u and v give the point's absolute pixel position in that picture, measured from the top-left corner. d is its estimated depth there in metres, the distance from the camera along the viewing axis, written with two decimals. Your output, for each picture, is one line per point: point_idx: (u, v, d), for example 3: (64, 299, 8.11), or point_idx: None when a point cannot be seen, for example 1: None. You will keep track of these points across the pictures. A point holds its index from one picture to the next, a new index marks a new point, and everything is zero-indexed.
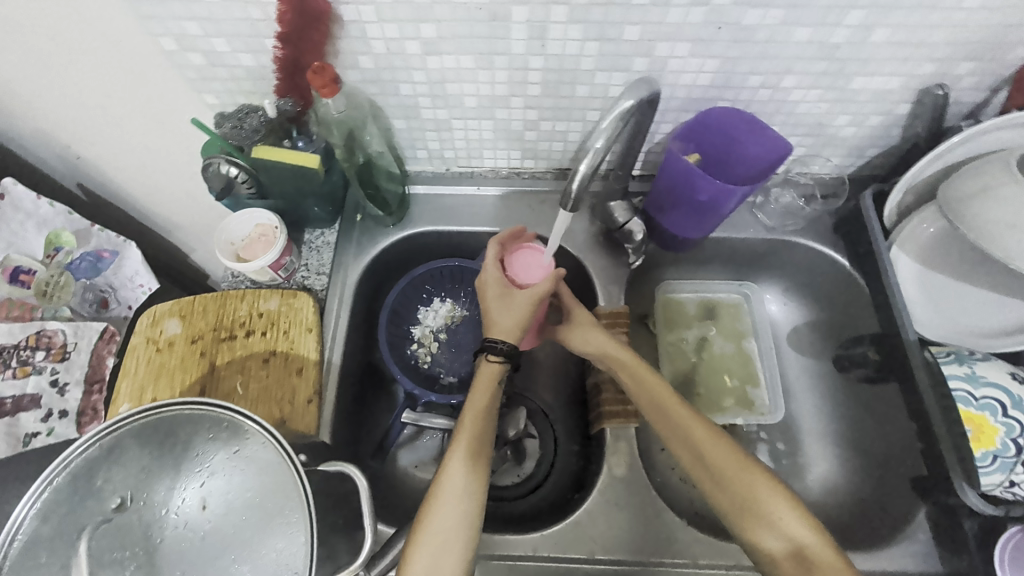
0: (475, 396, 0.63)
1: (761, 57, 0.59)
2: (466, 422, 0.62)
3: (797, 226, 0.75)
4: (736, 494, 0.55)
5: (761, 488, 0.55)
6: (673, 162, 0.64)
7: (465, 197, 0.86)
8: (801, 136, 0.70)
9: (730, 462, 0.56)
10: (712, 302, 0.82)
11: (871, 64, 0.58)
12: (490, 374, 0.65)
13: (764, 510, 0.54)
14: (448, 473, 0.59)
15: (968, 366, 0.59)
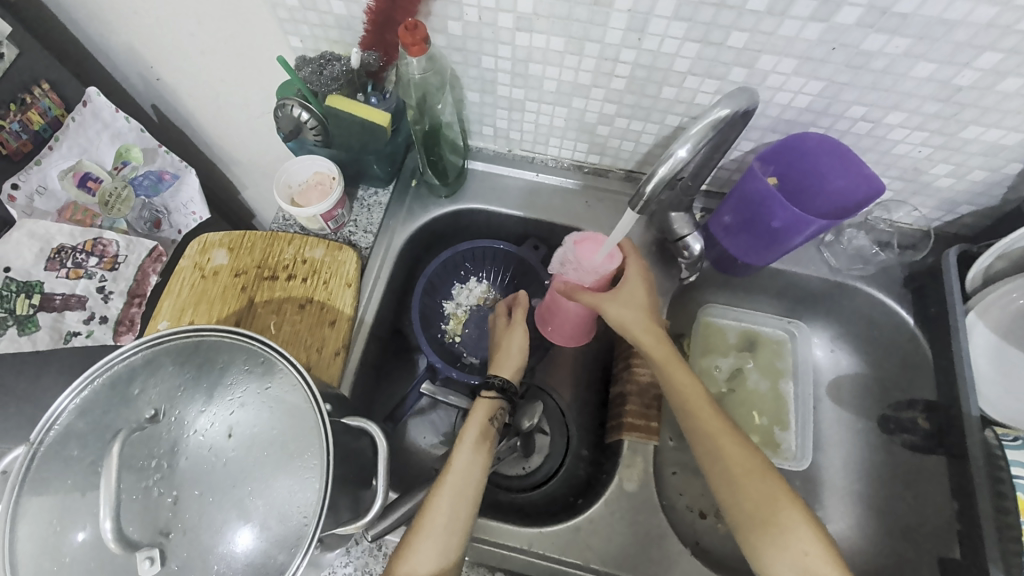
0: (474, 414, 0.65)
1: (870, 87, 0.55)
2: (473, 421, 0.64)
3: (865, 273, 0.71)
4: (758, 516, 0.54)
5: (790, 522, 0.53)
6: (752, 182, 0.61)
7: (522, 181, 0.85)
8: (890, 179, 0.66)
9: (751, 473, 0.56)
10: (754, 335, 0.79)
11: (991, 114, 0.54)
12: (484, 410, 0.65)
13: (782, 530, 0.53)
14: (453, 467, 0.59)
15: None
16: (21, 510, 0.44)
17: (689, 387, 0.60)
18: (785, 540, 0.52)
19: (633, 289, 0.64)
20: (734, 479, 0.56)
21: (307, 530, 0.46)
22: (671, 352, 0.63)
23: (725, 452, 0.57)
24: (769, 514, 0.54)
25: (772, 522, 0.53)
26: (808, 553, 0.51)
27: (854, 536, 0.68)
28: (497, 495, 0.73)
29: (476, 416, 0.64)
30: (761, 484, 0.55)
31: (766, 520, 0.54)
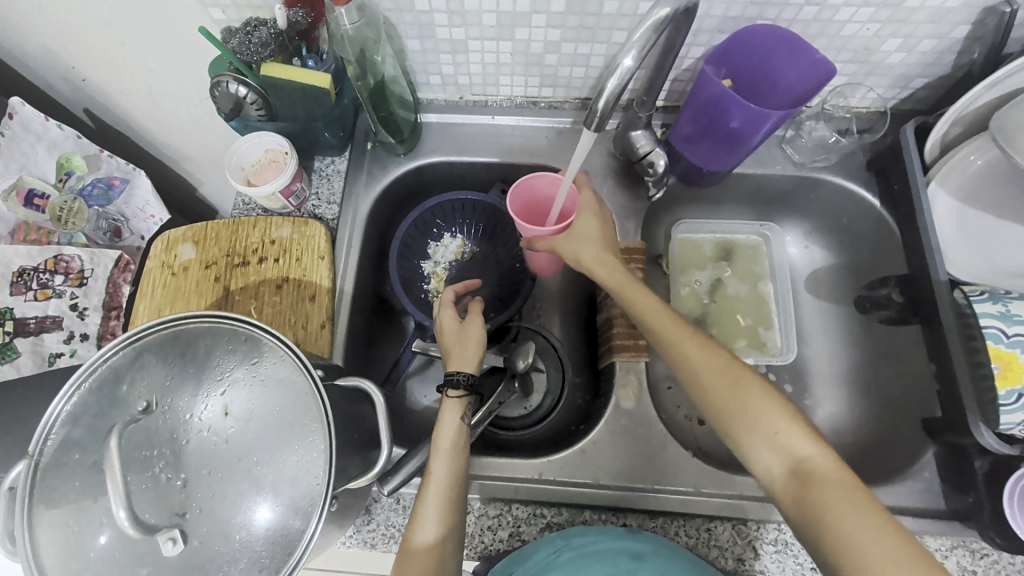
0: (445, 417, 0.59)
1: None
2: (445, 422, 0.58)
3: (827, 162, 0.71)
4: (735, 413, 0.52)
5: (754, 403, 0.52)
6: (706, 86, 0.60)
7: (479, 127, 0.83)
8: (843, 64, 0.65)
9: (717, 372, 0.54)
10: (729, 243, 0.80)
11: None
12: (454, 412, 0.59)
13: (760, 424, 0.51)
14: (425, 508, 0.53)
15: (1004, 303, 0.53)
16: (36, 518, 0.45)
17: (644, 296, 0.61)
18: (747, 422, 0.51)
19: (586, 223, 0.65)
20: (721, 401, 0.53)
21: (320, 489, 0.47)
22: (627, 275, 0.63)
23: (676, 356, 0.57)
24: (724, 402, 0.53)
25: (735, 407, 0.52)
26: (773, 426, 0.50)
27: (845, 415, 0.71)
28: (503, 437, 0.74)
29: (446, 421, 0.59)
30: (750, 399, 0.52)
31: (732, 409, 0.52)
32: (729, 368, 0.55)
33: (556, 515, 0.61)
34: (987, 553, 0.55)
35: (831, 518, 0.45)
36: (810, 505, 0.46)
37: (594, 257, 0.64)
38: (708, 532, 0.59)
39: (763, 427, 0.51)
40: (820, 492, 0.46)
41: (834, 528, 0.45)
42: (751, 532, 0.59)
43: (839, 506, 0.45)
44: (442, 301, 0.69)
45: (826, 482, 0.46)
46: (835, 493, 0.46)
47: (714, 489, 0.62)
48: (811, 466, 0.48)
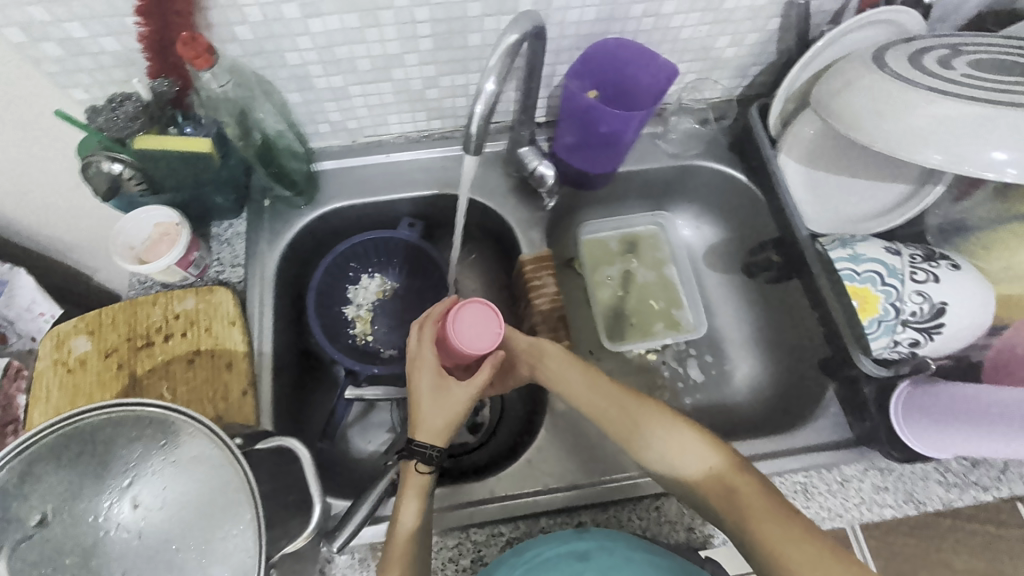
0: (408, 492, 0.57)
1: None
2: (409, 498, 0.57)
3: (697, 150, 0.80)
4: (657, 445, 0.56)
5: (674, 435, 0.55)
6: (573, 100, 0.66)
7: (376, 166, 0.84)
8: (689, 63, 0.74)
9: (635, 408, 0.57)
10: (632, 236, 0.86)
11: None
12: (418, 488, 0.57)
13: (682, 451, 0.55)
14: None
15: (851, 246, 0.59)
16: None
17: (551, 351, 0.60)
18: (667, 452, 0.55)
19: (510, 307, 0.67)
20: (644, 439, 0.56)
21: (253, 566, 0.45)
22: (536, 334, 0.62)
23: (592, 404, 0.59)
24: (642, 440, 0.56)
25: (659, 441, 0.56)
26: (697, 452, 0.55)
27: (758, 372, 0.78)
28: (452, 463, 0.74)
29: (408, 497, 0.57)
30: (667, 429, 0.56)
31: (655, 441, 0.56)
32: (641, 405, 0.57)
33: (513, 530, 0.61)
34: (891, 468, 0.62)
35: (757, 528, 0.51)
36: (740, 518, 0.52)
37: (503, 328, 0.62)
38: (658, 511, 0.62)
39: (686, 455, 0.55)
40: (740, 500, 0.52)
41: (761, 535, 0.51)
42: None
43: (762, 513, 0.51)
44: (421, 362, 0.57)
45: (747, 494, 0.52)
46: (757, 502, 0.52)
47: None
48: (733, 482, 0.53)
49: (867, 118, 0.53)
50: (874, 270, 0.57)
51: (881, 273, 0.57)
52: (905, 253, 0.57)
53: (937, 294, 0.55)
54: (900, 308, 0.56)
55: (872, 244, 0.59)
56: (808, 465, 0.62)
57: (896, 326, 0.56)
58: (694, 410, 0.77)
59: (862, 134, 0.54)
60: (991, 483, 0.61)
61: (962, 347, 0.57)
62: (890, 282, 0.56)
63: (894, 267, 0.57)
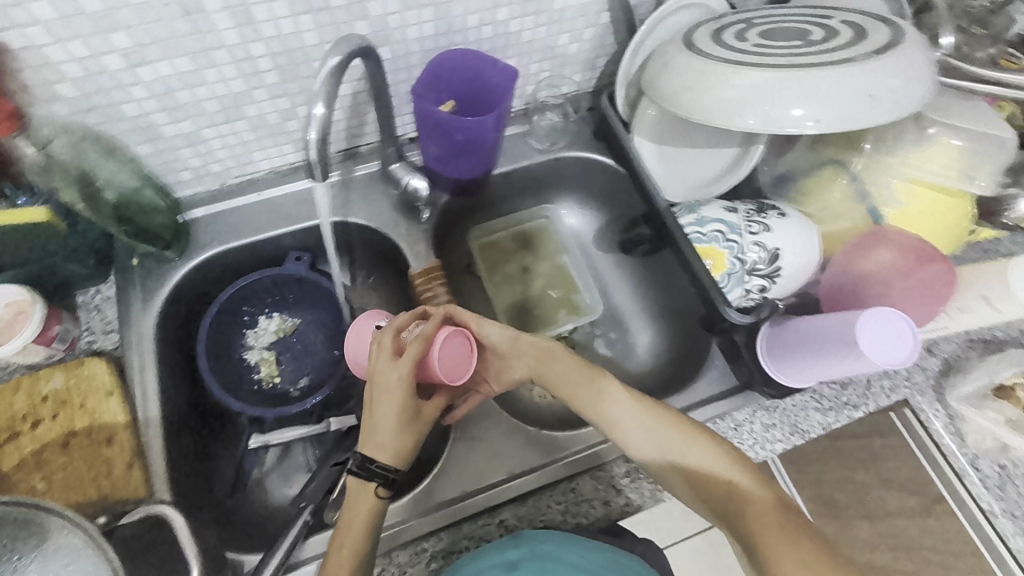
0: (358, 516, 0.55)
1: None
2: (356, 524, 0.55)
3: (564, 142, 0.84)
4: (673, 451, 0.56)
5: (691, 444, 0.56)
6: (427, 114, 0.68)
7: (251, 206, 0.81)
8: (540, 63, 0.78)
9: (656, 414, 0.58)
10: (523, 233, 0.89)
11: None
12: (368, 514, 0.56)
13: (699, 460, 0.55)
14: None
15: (695, 212, 0.65)
16: None
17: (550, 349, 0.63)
18: (654, 444, 0.57)
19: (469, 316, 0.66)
20: (659, 445, 0.56)
21: None
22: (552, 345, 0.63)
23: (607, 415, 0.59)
24: (664, 447, 0.57)
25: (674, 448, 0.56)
26: (714, 463, 0.55)
27: (656, 340, 0.82)
28: None
29: (356, 524, 0.55)
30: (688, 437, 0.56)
31: (670, 446, 0.56)
32: (642, 405, 0.58)
33: (437, 543, 0.61)
34: (775, 405, 0.67)
35: (762, 544, 0.49)
36: (746, 533, 0.50)
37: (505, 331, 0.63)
38: (574, 492, 0.63)
39: (700, 465, 0.55)
40: (740, 502, 0.52)
41: (763, 551, 0.49)
42: (608, 472, 0.64)
43: (769, 528, 0.50)
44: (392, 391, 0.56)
45: (756, 507, 0.51)
46: (763, 514, 0.51)
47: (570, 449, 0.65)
48: (746, 495, 0.52)
49: (684, 95, 0.58)
50: (717, 228, 0.62)
51: (723, 230, 0.62)
52: (741, 208, 0.63)
53: (771, 241, 0.60)
54: (742, 258, 0.61)
55: (715, 206, 0.65)
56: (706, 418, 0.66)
57: (743, 276, 0.61)
58: None
59: (682, 110, 0.58)
60: (859, 400, 0.68)
61: (805, 284, 0.64)
62: (731, 238, 0.61)
63: (733, 222, 0.62)
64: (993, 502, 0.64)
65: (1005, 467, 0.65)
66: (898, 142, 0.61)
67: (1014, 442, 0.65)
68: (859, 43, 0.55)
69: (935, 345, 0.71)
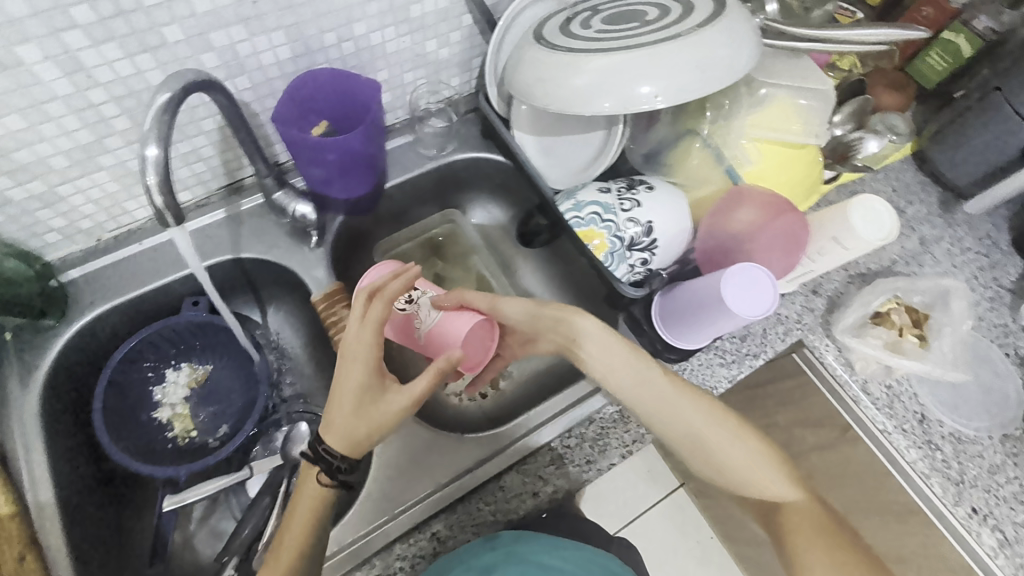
0: (300, 507, 0.54)
1: (319, 15, 0.65)
2: (297, 517, 0.54)
3: (452, 146, 0.86)
4: (723, 463, 0.56)
5: (743, 454, 0.56)
6: (292, 138, 0.65)
7: (133, 258, 0.77)
8: (414, 71, 0.80)
9: (712, 422, 0.57)
10: (431, 240, 0.92)
11: None
12: (310, 504, 0.54)
13: (750, 471, 0.56)
14: None
15: (573, 199, 0.66)
16: None
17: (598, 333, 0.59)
18: (712, 452, 0.57)
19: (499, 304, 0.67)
20: (711, 457, 0.57)
21: None
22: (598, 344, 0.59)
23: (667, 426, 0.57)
24: (717, 459, 0.57)
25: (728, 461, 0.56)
26: (767, 476, 0.56)
27: None
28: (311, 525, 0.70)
29: (297, 516, 0.54)
30: (739, 447, 0.57)
31: (723, 460, 0.56)
32: (704, 414, 0.57)
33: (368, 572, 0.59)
34: (681, 368, 0.70)
35: (798, 554, 0.54)
36: (783, 539, 0.55)
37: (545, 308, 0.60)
38: (502, 489, 0.63)
39: (751, 477, 0.56)
40: (784, 515, 0.55)
41: (796, 561, 0.54)
42: (533, 464, 0.65)
43: (803, 541, 0.54)
44: (353, 355, 0.55)
45: (792, 515, 0.55)
46: (800, 521, 0.54)
47: (492, 449, 0.65)
48: (786, 506, 0.55)
49: (537, 87, 0.60)
50: (593, 211, 0.64)
51: (599, 212, 0.63)
52: (614, 188, 0.65)
53: (643, 216, 0.63)
54: (620, 237, 0.63)
55: (591, 189, 0.67)
56: None
57: (623, 254, 0.63)
58: (529, 377, 0.84)
59: (538, 101, 0.60)
60: (757, 349, 0.72)
61: (685, 250, 0.67)
62: (607, 218, 0.63)
63: (608, 202, 0.64)
64: (886, 421, 0.69)
65: (893, 387, 0.70)
66: (737, 102, 0.65)
67: (896, 364, 0.69)
68: (685, 17, 0.58)
69: (818, 285, 0.76)
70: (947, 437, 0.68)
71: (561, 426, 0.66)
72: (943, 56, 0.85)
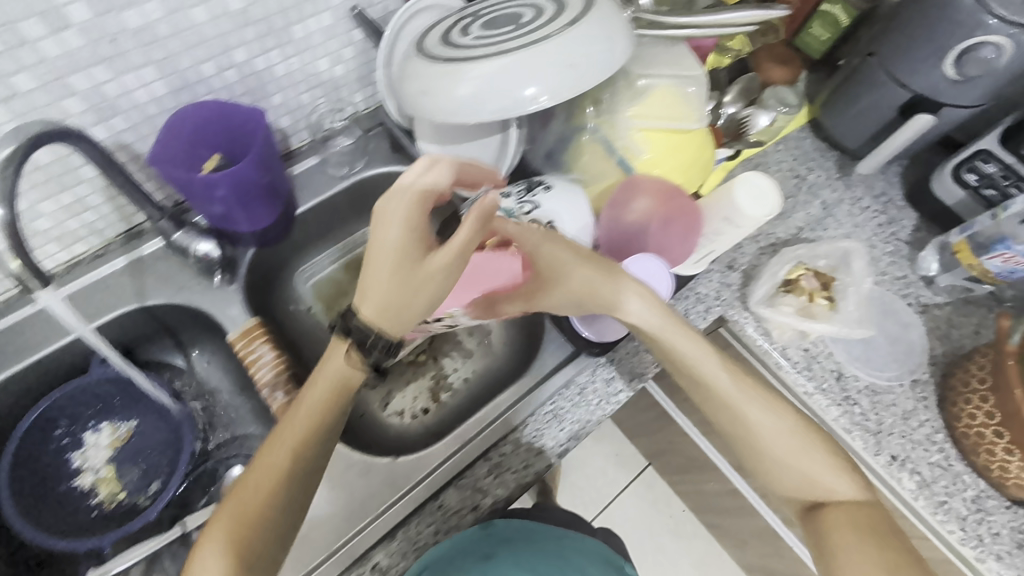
0: (314, 391, 0.56)
1: (191, 46, 0.62)
2: (314, 398, 0.56)
3: (361, 163, 0.85)
4: (785, 457, 0.58)
5: (806, 450, 0.58)
6: (176, 177, 0.63)
7: (28, 321, 0.72)
8: (310, 92, 0.78)
9: (781, 421, 0.58)
10: (354, 261, 0.89)
11: (289, 13, 0.67)
12: (326, 388, 0.56)
13: (812, 467, 0.57)
14: (212, 535, 0.52)
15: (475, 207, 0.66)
16: None
17: (646, 317, 0.60)
18: (772, 440, 0.58)
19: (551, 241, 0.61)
20: (768, 451, 0.58)
21: None
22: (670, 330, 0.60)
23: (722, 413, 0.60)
24: (781, 451, 0.58)
25: (793, 456, 0.58)
26: (827, 474, 0.57)
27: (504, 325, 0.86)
28: None
29: (312, 402, 0.56)
30: (807, 447, 0.58)
31: (789, 453, 0.58)
32: (773, 409, 0.59)
33: None
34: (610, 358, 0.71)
35: (835, 548, 0.53)
36: (821, 534, 0.55)
37: (614, 274, 0.60)
38: (441, 508, 0.63)
39: (811, 472, 0.57)
40: (832, 512, 0.55)
41: (833, 552, 0.53)
42: (467, 477, 0.64)
43: (851, 540, 0.53)
44: (391, 224, 0.53)
45: (840, 511, 0.55)
46: (845, 522, 0.54)
47: (423, 470, 0.65)
48: (836, 501, 0.56)
49: (419, 99, 0.59)
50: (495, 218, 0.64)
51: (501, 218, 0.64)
52: (513, 192, 0.65)
53: (542, 216, 0.63)
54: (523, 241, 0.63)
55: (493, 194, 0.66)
56: (551, 393, 0.69)
57: None
58: (469, 386, 0.85)
59: (426, 113, 0.59)
60: (684, 330, 0.73)
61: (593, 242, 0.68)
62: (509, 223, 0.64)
63: (509, 208, 0.64)
64: (807, 383, 0.72)
65: (810, 349, 0.73)
66: (619, 94, 0.66)
67: (808, 327, 0.71)
68: (557, 17, 0.59)
69: (733, 260, 0.79)
70: (862, 391, 0.71)
71: (492, 436, 0.66)
72: (824, 27, 0.89)
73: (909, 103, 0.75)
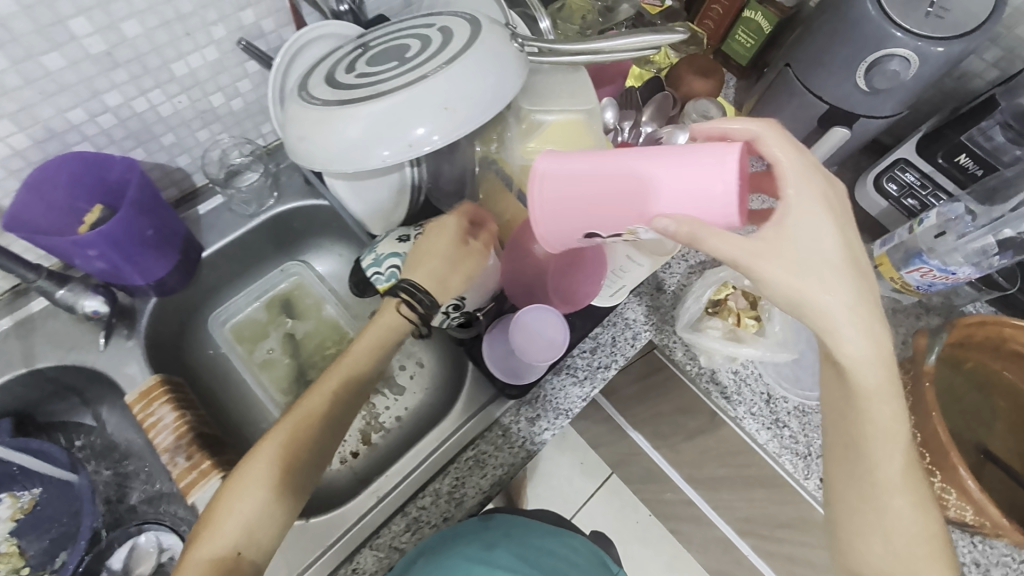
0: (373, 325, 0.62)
1: (51, 94, 0.57)
2: (372, 327, 0.62)
3: (272, 199, 0.80)
4: (910, 543, 0.49)
5: (926, 544, 0.49)
6: (43, 240, 0.58)
7: None
8: (208, 129, 0.73)
9: (927, 515, 0.49)
10: (275, 299, 0.86)
11: (164, 50, 0.61)
12: (381, 327, 0.62)
13: (922, 560, 0.49)
14: (268, 445, 0.56)
15: (373, 252, 0.66)
16: None
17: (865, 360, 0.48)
18: (900, 522, 0.49)
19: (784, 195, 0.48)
20: (895, 531, 0.49)
21: None
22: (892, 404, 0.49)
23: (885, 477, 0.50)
24: (907, 536, 0.49)
25: (919, 545, 0.49)
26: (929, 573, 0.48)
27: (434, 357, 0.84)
28: None
29: (368, 335, 0.62)
30: (935, 544, 0.49)
31: (921, 539, 0.49)
32: (921, 503, 0.49)
33: None
34: (534, 395, 0.68)
35: None
36: None
37: (854, 319, 0.47)
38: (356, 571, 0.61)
39: (914, 559, 0.49)
40: None
41: None
42: (384, 536, 0.62)
43: None
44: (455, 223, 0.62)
45: None
46: None
47: (338, 530, 0.63)
48: None
49: (298, 145, 0.55)
50: (393, 266, 0.64)
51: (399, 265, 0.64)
52: (412, 234, 0.66)
53: None
54: None
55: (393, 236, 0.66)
56: (472, 437, 0.67)
57: None
58: (401, 425, 0.81)
59: (306, 160, 0.55)
60: (608, 359, 0.71)
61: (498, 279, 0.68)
62: None
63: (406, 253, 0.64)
64: (734, 409, 0.71)
65: (738, 372, 0.72)
66: (515, 130, 0.63)
67: (736, 352, 0.69)
68: (441, 51, 0.55)
69: (661, 281, 0.76)
70: (791, 412, 0.70)
71: (409, 489, 0.65)
72: (748, 34, 0.86)
73: (827, 115, 0.73)
